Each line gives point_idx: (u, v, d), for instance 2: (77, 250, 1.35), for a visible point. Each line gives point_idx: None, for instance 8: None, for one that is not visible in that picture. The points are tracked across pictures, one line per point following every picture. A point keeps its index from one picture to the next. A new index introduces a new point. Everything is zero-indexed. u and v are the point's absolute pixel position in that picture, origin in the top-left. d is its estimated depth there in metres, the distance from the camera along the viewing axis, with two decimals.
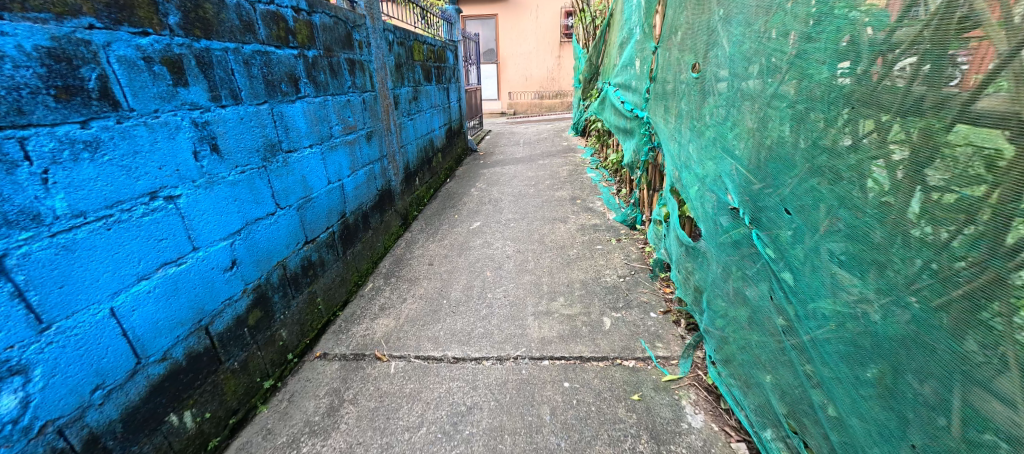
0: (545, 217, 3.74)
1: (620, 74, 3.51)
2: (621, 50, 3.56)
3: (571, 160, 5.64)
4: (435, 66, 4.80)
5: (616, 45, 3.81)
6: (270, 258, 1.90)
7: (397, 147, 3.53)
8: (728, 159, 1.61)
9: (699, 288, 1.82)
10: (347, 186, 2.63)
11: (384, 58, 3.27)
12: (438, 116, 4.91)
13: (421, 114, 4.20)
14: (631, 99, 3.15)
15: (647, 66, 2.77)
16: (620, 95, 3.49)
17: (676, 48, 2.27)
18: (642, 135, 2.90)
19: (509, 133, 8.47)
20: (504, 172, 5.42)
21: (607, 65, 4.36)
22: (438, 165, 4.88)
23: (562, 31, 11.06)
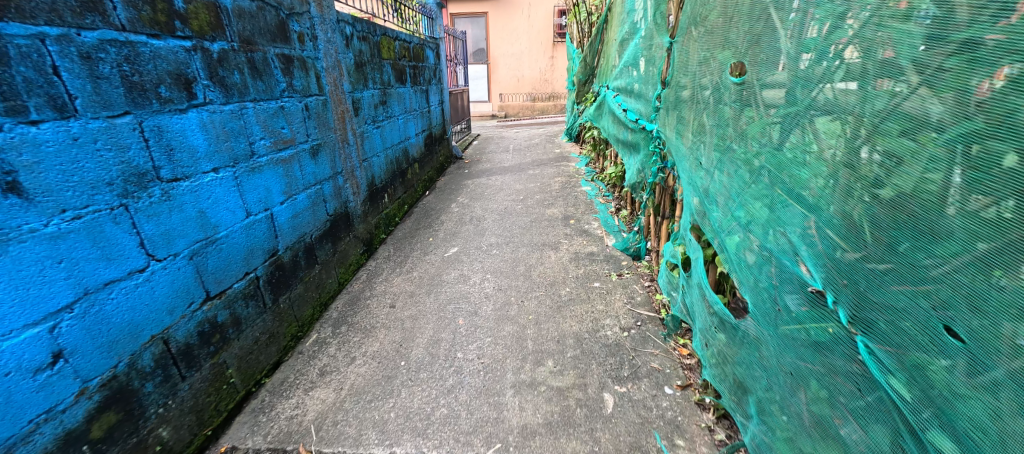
0: (533, 243, 3.21)
1: (621, 76, 2.99)
2: (622, 49, 3.03)
3: (565, 171, 5.11)
4: (411, 66, 4.26)
5: (617, 43, 3.27)
6: (137, 334, 1.35)
7: (357, 161, 2.97)
8: (794, 204, 1.08)
9: (744, 381, 1.29)
10: (278, 216, 2.07)
11: (338, 55, 2.71)
12: (414, 122, 4.35)
13: (391, 121, 3.65)
14: (636, 109, 2.62)
15: (658, 67, 2.24)
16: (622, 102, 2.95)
17: (699, 43, 1.75)
18: (650, 152, 2.38)
19: (498, 138, 7.93)
20: (490, 184, 4.87)
21: (605, 65, 3.84)
22: (415, 178, 4.32)
23: (556, 31, 10.55)
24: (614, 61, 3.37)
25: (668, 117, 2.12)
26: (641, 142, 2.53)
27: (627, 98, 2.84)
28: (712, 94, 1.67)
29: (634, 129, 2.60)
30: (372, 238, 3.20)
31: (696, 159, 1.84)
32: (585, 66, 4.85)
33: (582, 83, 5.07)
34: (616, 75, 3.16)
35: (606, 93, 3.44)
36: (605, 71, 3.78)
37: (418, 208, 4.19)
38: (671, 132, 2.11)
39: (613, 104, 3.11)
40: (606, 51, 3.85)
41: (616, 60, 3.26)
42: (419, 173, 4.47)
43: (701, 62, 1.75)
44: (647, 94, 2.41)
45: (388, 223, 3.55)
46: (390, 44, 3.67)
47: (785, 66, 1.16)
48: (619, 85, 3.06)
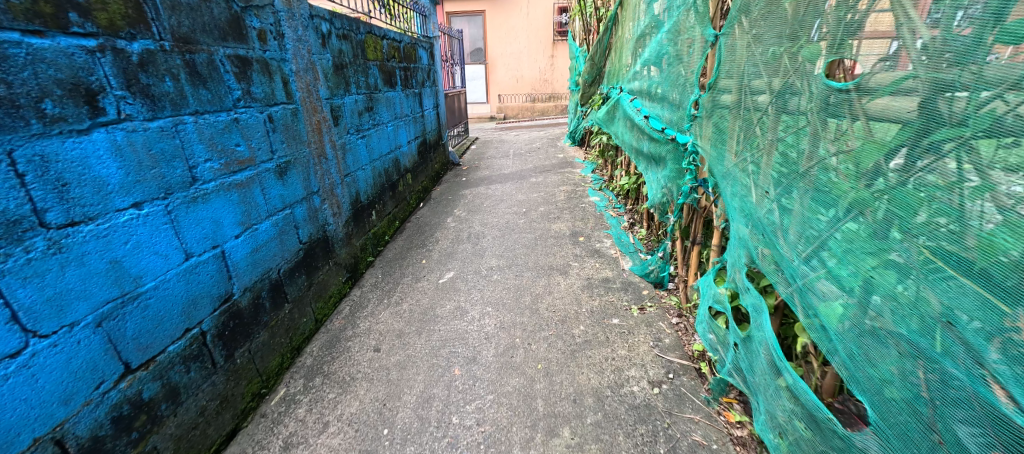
0: (539, 266, 2.84)
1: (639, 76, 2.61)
2: (641, 46, 2.64)
3: (570, 179, 4.74)
4: (402, 67, 3.88)
5: (633, 39, 2.88)
6: (9, 441, 1.00)
7: (338, 177, 2.59)
8: (961, 278, 0.73)
9: None
10: (232, 253, 1.70)
11: (313, 56, 2.33)
12: (406, 128, 3.97)
13: (378, 129, 3.27)
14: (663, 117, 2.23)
15: (693, 67, 1.86)
16: (642, 107, 2.57)
17: (758, 36, 1.38)
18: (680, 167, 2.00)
19: (497, 142, 7.55)
20: (489, 194, 4.50)
21: (616, 64, 3.46)
22: (407, 190, 3.94)
23: (556, 29, 10.18)
24: (629, 60, 2.99)
25: (709, 129, 1.73)
26: (668, 156, 2.15)
27: (648, 105, 2.46)
28: (776, 100, 1.30)
29: (659, 141, 2.22)
30: (357, 263, 2.83)
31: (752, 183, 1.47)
32: (592, 66, 4.46)
33: (588, 84, 4.69)
34: (634, 77, 2.77)
35: (620, 95, 3.05)
36: (618, 71, 3.39)
37: (410, 223, 3.81)
38: (711, 147, 1.73)
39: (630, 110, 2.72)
40: (618, 48, 3.46)
41: (633, 60, 2.87)
42: (412, 184, 4.09)
43: (760, 59, 1.37)
44: (679, 100, 2.03)
45: (376, 243, 3.17)
46: (376, 43, 3.29)
47: (919, 64, 0.80)
48: (638, 88, 2.68)
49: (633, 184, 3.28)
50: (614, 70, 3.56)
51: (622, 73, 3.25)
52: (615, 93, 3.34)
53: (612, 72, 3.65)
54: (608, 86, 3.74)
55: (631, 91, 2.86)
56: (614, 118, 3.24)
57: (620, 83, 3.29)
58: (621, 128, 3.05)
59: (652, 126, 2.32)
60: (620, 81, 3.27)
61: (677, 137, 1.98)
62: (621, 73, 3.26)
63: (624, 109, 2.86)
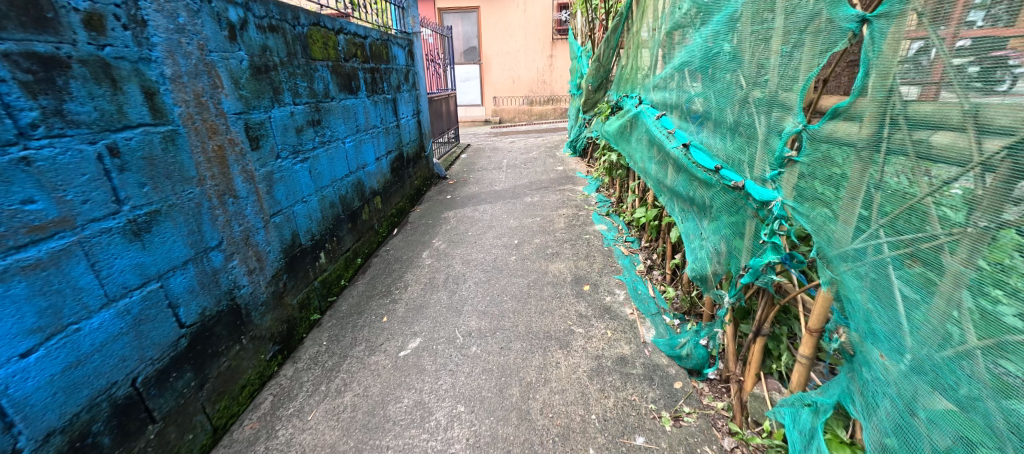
0: (532, 331, 2.16)
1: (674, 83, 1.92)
2: (675, 44, 1.95)
3: (571, 200, 4.06)
4: (369, 68, 3.19)
5: (659, 34, 2.19)
6: None
7: (258, 220, 1.90)
8: None
9: None
10: (13, 385, 1.03)
11: (210, 54, 1.64)
12: (374, 143, 3.27)
13: (330, 149, 2.58)
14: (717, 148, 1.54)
15: (781, 74, 1.17)
16: (677, 129, 1.87)
17: (962, 20, 0.70)
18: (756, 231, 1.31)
19: (490, 150, 6.86)
20: (476, 218, 3.82)
21: (633, 65, 2.78)
22: (374, 217, 3.25)
23: (555, 27, 9.48)
24: (655, 63, 2.30)
25: (813, 181, 1.05)
26: (726, 208, 1.48)
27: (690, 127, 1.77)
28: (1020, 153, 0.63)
29: (710, 183, 1.53)
30: (292, 328, 2.14)
31: (930, 296, 0.79)
32: (598, 67, 3.76)
33: (594, 89, 3.99)
34: (664, 86, 2.08)
35: (642, 109, 2.35)
36: (636, 76, 2.69)
37: (376, 260, 3.11)
38: (815, 209, 1.05)
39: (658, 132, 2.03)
40: (635, 46, 2.76)
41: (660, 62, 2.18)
42: (381, 210, 3.40)
43: (964, 62, 0.70)
44: (749, 126, 1.34)
45: (324, 294, 2.48)
46: (329, 39, 2.59)
47: None
48: (671, 103, 1.99)
49: (653, 219, 2.60)
50: (630, 73, 2.87)
51: (642, 78, 2.55)
52: (632, 104, 2.64)
53: (626, 78, 2.97)
54: (621, 94, 3.05)
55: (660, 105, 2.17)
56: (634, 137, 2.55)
57: (640, 90, 2.58)
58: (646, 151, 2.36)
59: (695, 159, 1.64)
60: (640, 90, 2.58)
61: (747, 185, 1.30)
62: (642, 78, 2.56)
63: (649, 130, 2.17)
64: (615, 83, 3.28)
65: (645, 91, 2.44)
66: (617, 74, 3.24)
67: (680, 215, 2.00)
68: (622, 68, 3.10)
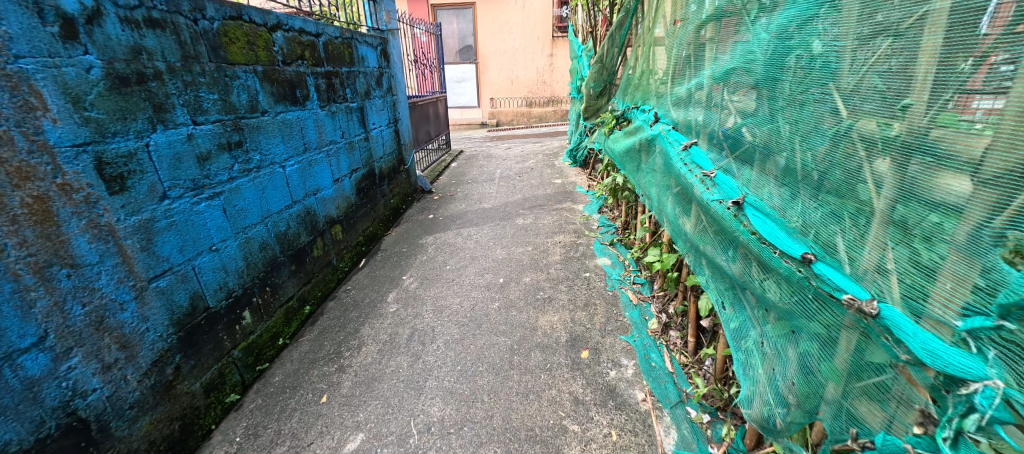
0: (510, 428, 1.62)
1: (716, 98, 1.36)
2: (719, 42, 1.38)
3: (569, 223, 3.50)
4: (324, 73, 2.64)
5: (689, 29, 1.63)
6: None
7: (122, 292, 1.36)
8: None
9: None
10: None
11: (14, 62, 1.10)
12: (331, 163, 2.72)
13: (260, 178, 2.03)
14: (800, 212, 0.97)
15: (978, 105, 0.61)
16: (720, 174, 1.30)
17: None
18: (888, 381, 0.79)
19: (484, 157, 6.31)
20: (457, 246, 3.28)
21: (648, 69, 2.22)
22: (330, 252, 2.71)
23: (555, 24, 8.91)
24: (681, 66, 1.73)
25: None
26: (811, 325, 0.94)
27: (746, 170, 1.19)
28: None
29: (790, 280, 0.96)
30: (188, 426, 1.60)
31: None
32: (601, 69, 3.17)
33: (596, 95, 3.40)
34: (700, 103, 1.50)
35: (663, 134, 1.76)
36: (652, 84, 2.12)
37: (331, 305, 2.57)
38: None
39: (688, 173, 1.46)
40: (650, 45, 2.18)
41: (694, 68, 1.61)
42: (341, 241, 2.86)
43: None
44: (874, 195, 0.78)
45: (250, 364, 1.94)
46: (260, 37, 2.04)
47: None
48: (709, 127, 1.41)
49: (671, 268, 2.04)
50: (642, 78, 2.29)
51: (661, 87, 1.98)
52: (647, 122, 2.05)
53: (637, 84, 2.40)
54: (632, 106, 2.45)
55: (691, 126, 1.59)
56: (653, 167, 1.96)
57: (659, 104, 2.00)
58: (670, 189, 1.78)
59: (756, 228, 1.08)
60: (659, 103, 1.99)
61: (890, 317, 0.73)
62: (661, 88, 1.98)
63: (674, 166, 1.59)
64: (624, 89, 2.70)
65: (668, 107, 1.85)
66: (626, 78, 2.67)
67: (722, 289, 1.45)
68: (633, 72, 2.53)
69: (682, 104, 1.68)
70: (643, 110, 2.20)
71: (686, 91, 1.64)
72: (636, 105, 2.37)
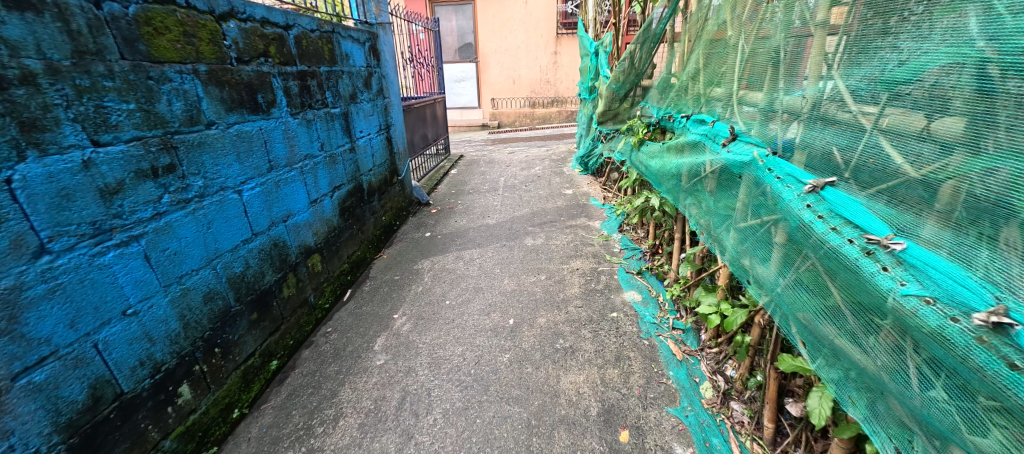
0: None
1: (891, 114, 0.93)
2: (871, 37, 0.99)
3: (587, 244, 3.04)
4: (296, 73, 2.19)
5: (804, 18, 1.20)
6: None
7: None
8: None
9: None
10: None
11: None
12: (306, 182, 2.26)
13: (203, 209, 1.57)
14: None
15: None
16: (914, 249, 0.85)
17: None
18: None
19: (486, 163, 5.86)
20: (459, 274, 2.82)
21: (707, 67, 1.76)
22: (306, 288, 2.26)
23: (560, 20, 8.42)
24: (790, 65, 1.27)
25: None
26: None
27: (975, 243, 0.77)
28: None
29: None
30: None
31: None
32: (626, 68, 2.69)
33: (618, 98, 2.92)
34: (838, 119, 1.06)
35: (760, 162, 1.30)
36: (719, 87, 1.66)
37: (305, 355, 2.11)
38: None
39: (825, 232, 1.01)
40: (715, 37, 1.72)
41: (813, 65, 1.16)
42: (320, 273, 2.40)
43: None
44: None
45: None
46: (203, 27, 1.59)
47: None
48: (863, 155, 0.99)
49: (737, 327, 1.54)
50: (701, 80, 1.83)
51: (743, 92, 1.51)
52: (717, 141, 1.60)
53: (690, 87, 1.93)
54: (680, 114, 1.98)
55: (817, 149, 1.14)
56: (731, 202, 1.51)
57: (737, 115, 1.55)
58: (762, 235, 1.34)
59: None
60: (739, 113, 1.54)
61: None
62: (738, 93, 1.52)
63: (788, 214, 1.15)
64: (664, 91, 2.23)
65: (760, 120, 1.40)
66: (667, 77, 2.21)
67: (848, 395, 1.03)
68: (680, 70, 2.07)
69: (792, 118, 1.23)
70: (704, 122, 1.75)
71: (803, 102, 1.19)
72: (687, 114, 1.92)
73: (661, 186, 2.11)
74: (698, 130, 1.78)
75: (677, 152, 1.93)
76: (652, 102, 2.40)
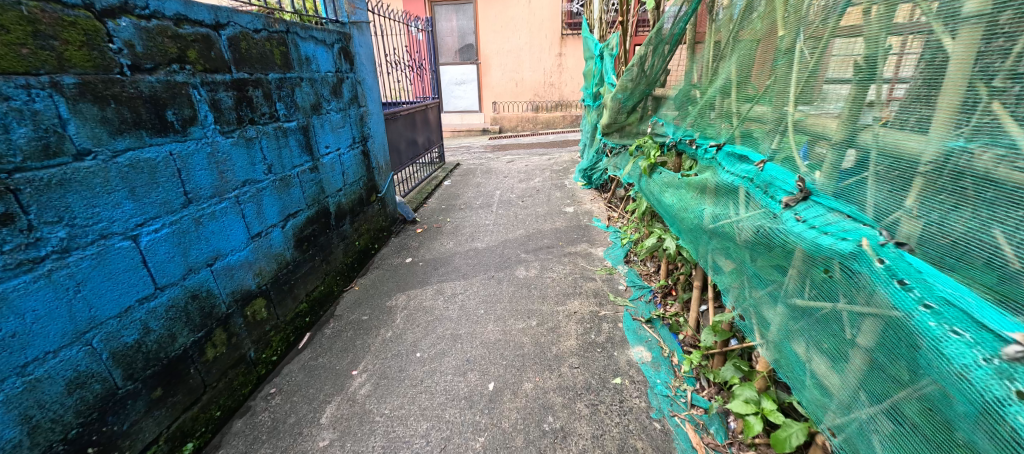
0: None
1: None
2: None
3: (587, 279, 2.61)
4: (230, 82, 1.79)
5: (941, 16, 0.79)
6: None
7: None
8: None
9: None
10: None
11: None
12: (244, 213, 1.86)
13: (66, 268, 1.18)
14: None
15: None
16: None
17: None
18: None
19: (483, 173, 5.44)
20: (436, 315, 2.41)
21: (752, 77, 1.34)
22: (244, 342, 1.86)
23: (565, 20, 7.97)
24: (919, 81, 0.84)
25: None
26: None
27: None
28: None
29: None
30: None
31: None
32: (634, 76, 2.25)
33: (625, 110, 2.50)
34: (1008, 182, 0.69)
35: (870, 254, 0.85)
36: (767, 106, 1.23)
37: (236, 429, 1.71)
38: None
39: None
40: (762, 38, 1.29)
41: (969, 94, 0.75)
42: (264, 320, 2.00)
43: None
44: None
45: None
46: (74, 25, 1.20)
47: None
48: None
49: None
50: (742, 93, 1.39)
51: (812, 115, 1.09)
52: (778, 193, 1.16)
53: (722, 102, 1.50)
54: (708, 143, 1.56)
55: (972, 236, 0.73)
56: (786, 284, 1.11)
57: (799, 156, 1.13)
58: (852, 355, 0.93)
59: None
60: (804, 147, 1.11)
61: None
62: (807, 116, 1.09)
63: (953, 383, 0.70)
64: (684, 106, 1.79)
65: (841, 168, 0.99)
66: (688, 89, 1.77)
67: None
68: (706, 79, 1.63)
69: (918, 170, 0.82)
70: (745, 159, 1.33)
71: (925, 146, 0.81)
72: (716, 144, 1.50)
73: (682, 227, 1.71)
74: (737, 170, 1.36)
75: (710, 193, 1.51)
76: (667, 119, 1.97)
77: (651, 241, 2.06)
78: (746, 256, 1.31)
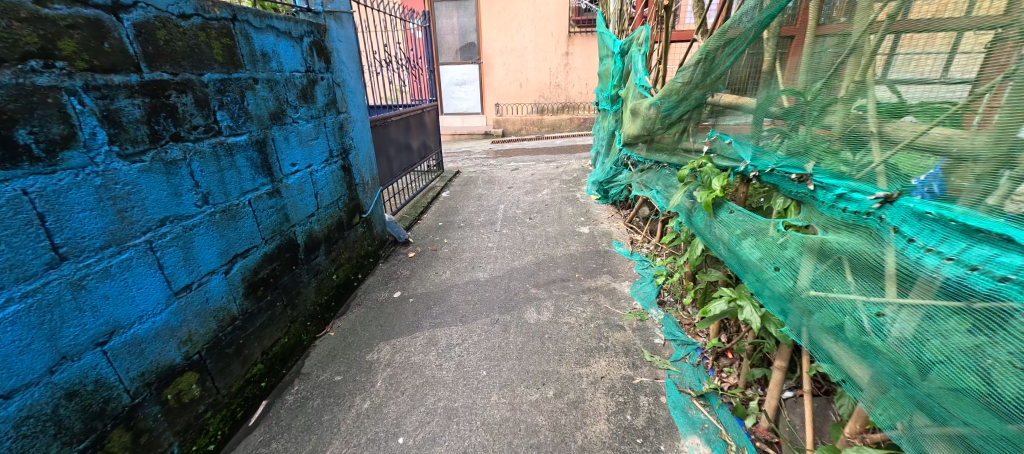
0: None
1: None
2: None
3: (614, 327, 2.12)
4: (140, 85, 1.30)
5: None
6: None
7: None
8: None
9: None
10: None
11: None
12: (162, 263, 1.37)
13: None
14: None
15: None
16: None
17: None
18: None
19: (484, 183, 4.95)
20: (425, 376, 1.92)
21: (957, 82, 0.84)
22: (162, 438, 1.37)
23: (573, 16, 7.47)
24: None
25: None
26: None
27: None
28: None
29: None
30: None
31: None
32: (693, 78, 1.68)
33: (661, 120, 1.99)
34: None
35: None
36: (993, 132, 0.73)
37: None
38: None
39: None
40: None
41: None
42: (197, 401, 1.51)
43: None
44: None
45: None
46: None
47: None
48: None
49: None
50: (905, 110, 0.93)
51: None
52: None
53: (862, 125, 1.01)
54: (865, 193, 0.99)
55: None
56: (1019, 452, 0.73)
57: None
58: None
59: None
60: None
61: None
62: None
63: None
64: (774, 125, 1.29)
65: None
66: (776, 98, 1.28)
67: None
68: (811, 85, 1.13)
69: None
70: (969, 232, 0.79)
71: None
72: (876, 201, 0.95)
73: (773, 293, 1.22)
74: (962, 253, 0.79)
75: (830, 259, 1.06)
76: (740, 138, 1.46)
77: (720, 308, 1.42)
78: (900, 368, 0.90)
